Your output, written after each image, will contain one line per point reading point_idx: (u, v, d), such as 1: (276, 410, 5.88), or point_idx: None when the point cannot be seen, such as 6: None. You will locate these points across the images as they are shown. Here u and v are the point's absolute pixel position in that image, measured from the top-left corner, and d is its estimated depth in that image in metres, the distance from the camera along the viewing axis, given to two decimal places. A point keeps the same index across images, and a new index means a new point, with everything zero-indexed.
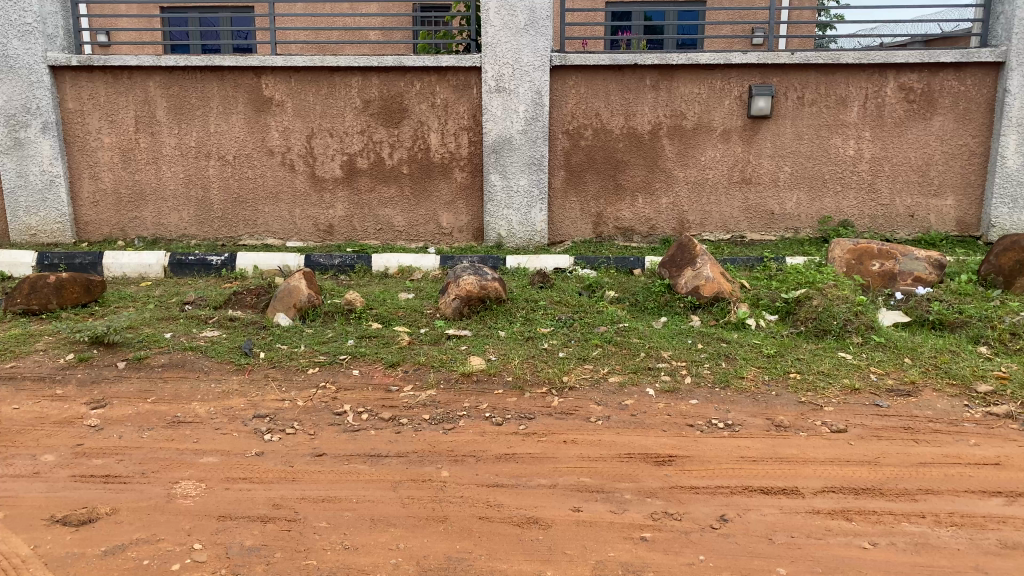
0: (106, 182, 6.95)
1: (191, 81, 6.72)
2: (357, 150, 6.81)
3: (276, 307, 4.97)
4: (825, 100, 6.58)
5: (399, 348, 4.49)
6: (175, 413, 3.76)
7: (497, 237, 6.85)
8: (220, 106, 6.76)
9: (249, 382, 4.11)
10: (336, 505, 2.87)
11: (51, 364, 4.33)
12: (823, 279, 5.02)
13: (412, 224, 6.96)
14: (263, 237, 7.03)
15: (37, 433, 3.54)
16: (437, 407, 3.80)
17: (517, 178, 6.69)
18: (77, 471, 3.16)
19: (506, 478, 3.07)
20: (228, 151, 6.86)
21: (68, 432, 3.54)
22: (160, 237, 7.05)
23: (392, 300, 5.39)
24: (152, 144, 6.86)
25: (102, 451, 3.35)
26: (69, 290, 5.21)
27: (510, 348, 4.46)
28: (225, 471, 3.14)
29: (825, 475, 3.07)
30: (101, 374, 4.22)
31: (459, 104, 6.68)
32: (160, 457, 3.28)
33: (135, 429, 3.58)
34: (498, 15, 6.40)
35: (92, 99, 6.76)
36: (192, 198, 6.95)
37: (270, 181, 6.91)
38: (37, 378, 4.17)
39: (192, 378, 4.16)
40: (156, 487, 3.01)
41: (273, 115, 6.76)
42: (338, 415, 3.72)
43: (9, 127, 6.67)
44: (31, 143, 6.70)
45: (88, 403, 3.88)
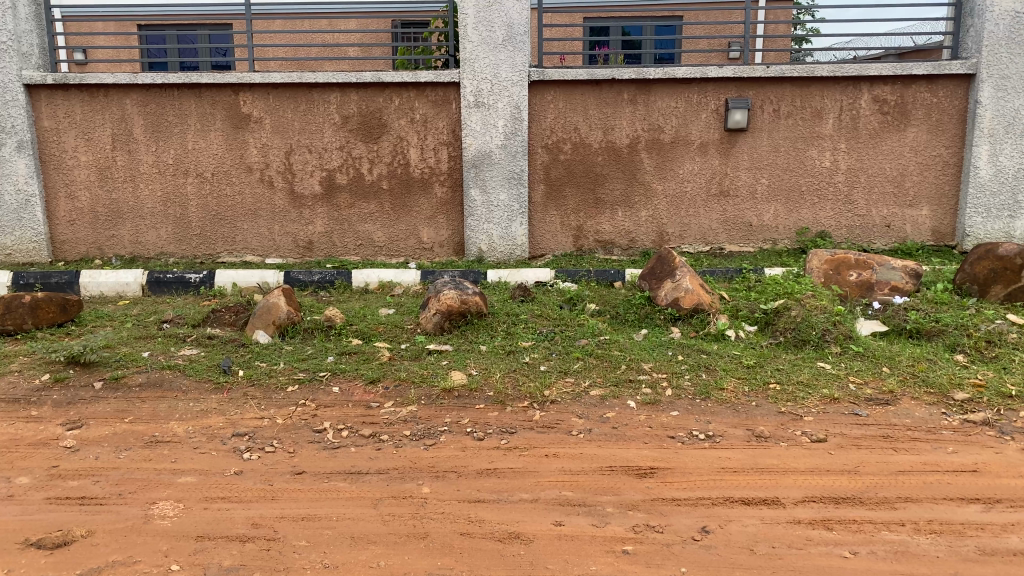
0: (82, 201, 6.90)
1: (168, 98, 6.69)
2: (336, 165, 6.80)
3: (255, 325, 4.95)
4: (801, 112, 6.66)
5: (379, 364, 4.47)
6: (152, 432, 3.72)
7: (478, 251, 6.85)
8: (198, 123, 6.73)
9: (227, 401, 4.07)
10: (316, 523, 2.84)
11: (26, 385, 4.28)
12: (801, 290, 5.06)
13: (393, 239, 6.95)
14: (242, 254, 6.99)
15: (12, 455, 3.49)
16: (418, 423, 3.78)
17: (497, 193, 6.70)
18: (53, 493, 3.11)
19: (488, 493, 3.06)
20: (206, 169, 6.82)
21: (43, 454, 3.50)
22: (138, 255, 7.00)
23: (373, 316, 5.37)
24: (130, 162, 6.82)
25: (78, 472, 3.30)
26: (45, 310, 5.15)
27: (491, 363, 4.45)
28: (203, 491, 3.11)
29: (805, 485, 3.08)
30: (77, 395, 4.17)
31: (438, 119, 6.70)
32: (138, 478, 3.24)
33: (113, 449, 3.54)
34: (476, 31, 6.43)
35: (69, 117, 6.71)
36: (170, 216, 6.91)
37: (249, 197, 6.88)
38: (11, 400, 4.11)
39: (170, 398, 4.11)
40: (133, 508, 2.97)
41: (251, 131, 6.75)
42: (318, 432, 3.69)
43: None
44: (6, 162, 6.64)
45: (64, 424, 3.83)
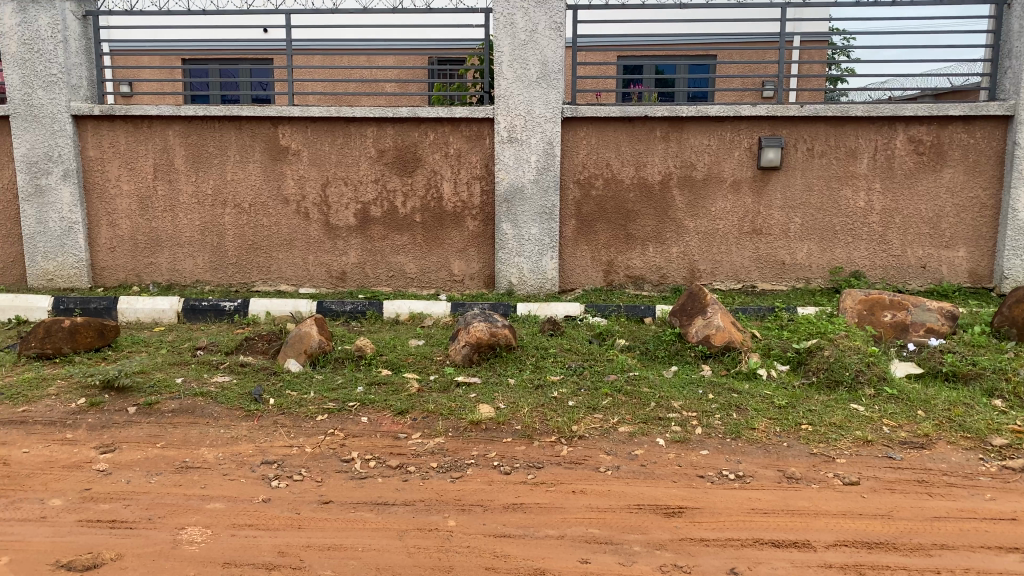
0: (123, 229, 7.06)
1: (209, 130, 6.85)
2: (371, 199, 6.90)
3: (287, 353, 5.00)
4: (835, 151, 6.63)
5: (408, 395, 4.48)
6: (183, 458, 3.75)
7: (508, 284, 6.88)
8: (238, 155, 6.88)
9: (258, 428, 4.10)
10: (341, 553, 2.84)
11: (63, 408, 4.35)
12: (834, 330, 5.01)
13: (424, 271, 7.01)
14: (276, 283, 7.09)
15: (46, 477, 3.55)
16: (445, 455, 3.78)
17: (528, 227, 6.74)
18: (84, 516, 3.15)
19: (514, 528, 3.04)
20: (245, 200, 6.96)
21: (76, 477, 3.55)
22: (174, 282, 7.12)
23: (403, 347, 5.40)
24: (170, 192, 6.97)
25: (108, 496, 3.34)
26: (83, 334, 5.27)
27: (519, 396, 4.44)
28: (232, 517, 3.13)
29: (836, 528, 3.02)
30: (111, 419, 4.23)
31: (472, 154, 6.77)
32: (167, 503, 3.28)
33: (144, 474, 3.58)
34: (511, 68, 6.52)
35: (113, 147, 6.90)
36: (207, 245, 7.04)
37: (285, 228, 6.99)
38: (48, 422, 4.18)
39: (201, 424, 4.16)
40: (163, 533, 3.00)
41: (289, 163, 6.87)
42: (346, 462, 3.71)
43: (32, 174, 6.81)
44: (52, 190, 6.84)
45: (98, 447, 3.89)
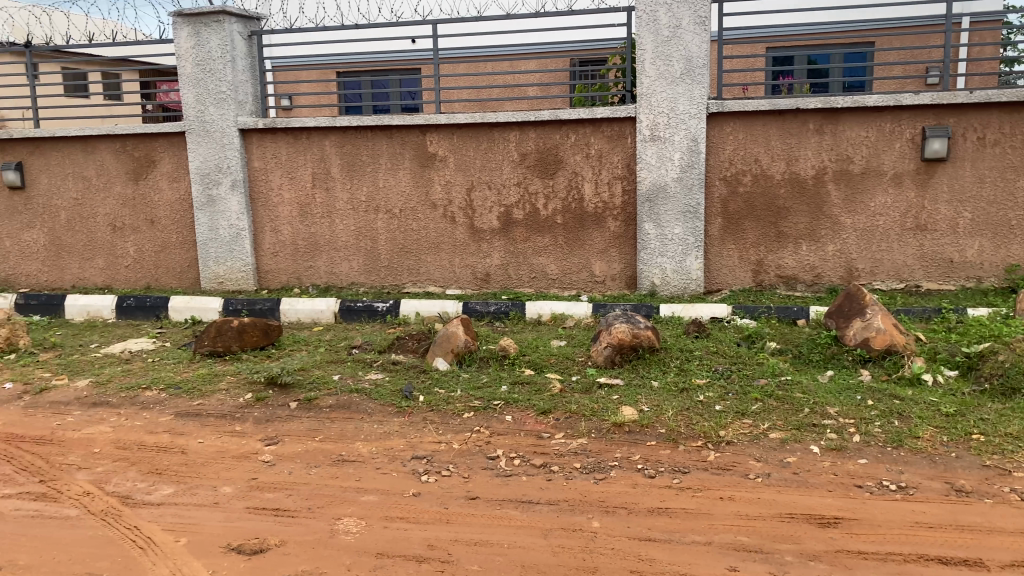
0: (284, 234, 7.50)
1: (363, 139, 7.17)
2: (513, 201, 7.00)
3: (435, 352, 5.16)
4: (1011, 139, 6.14)
5: (550, 396, 4.51)
6: (340, 451, 3.94)
7: (651, 285, 6.80)
8: (388, 162, 7.16)
9: (408, 424, 4.26)
10: (488, 549, 2.90)
11: (232, 403, 4.71)
12: (1011, 333, 4.63)
13: (566, 273, 7.03)
14: (424, 285, 7.33)
15: (218, 466, 3.85)
16: (589, 457, 3.77)
17: (672, 227, 6.64)
18: (252, 503, 3.39)
19: (659, 533, 2.99)
20: (395, 205, 7.23)
21: (244, 466, 3.82)
22: (332, 284, 7.50)
23: (546, 347, 5.45)
24: (326, 199, 7.35)
25: (273, 486, 3.56)
26: (250, 334, 5.65)
27: (663, 400, 4.37)
28: (384, 510, 3.26)
29: (1014, 547, 2.78)
30: (275, 413, 4.51)
31: (614, 153, 6.74)
32: (325, 494, 3.45)
33: (304, 466, 3.79)
34: (654, 66, 6.43)
35: (275, 158, 7.35)
36: (361, 249, 7.37)
37: (433, 232, 7.22)
38: (220, 415, 4.55)
39: (356, 420, 4.36)
40: (320, 522, 3.17)
41: (436, 169, 7.09)
42: (491, 459, 3.78)
43: (205, 185, 7.40)
44: (222, 200, 7.39)
45: (263, 439, 4.16)
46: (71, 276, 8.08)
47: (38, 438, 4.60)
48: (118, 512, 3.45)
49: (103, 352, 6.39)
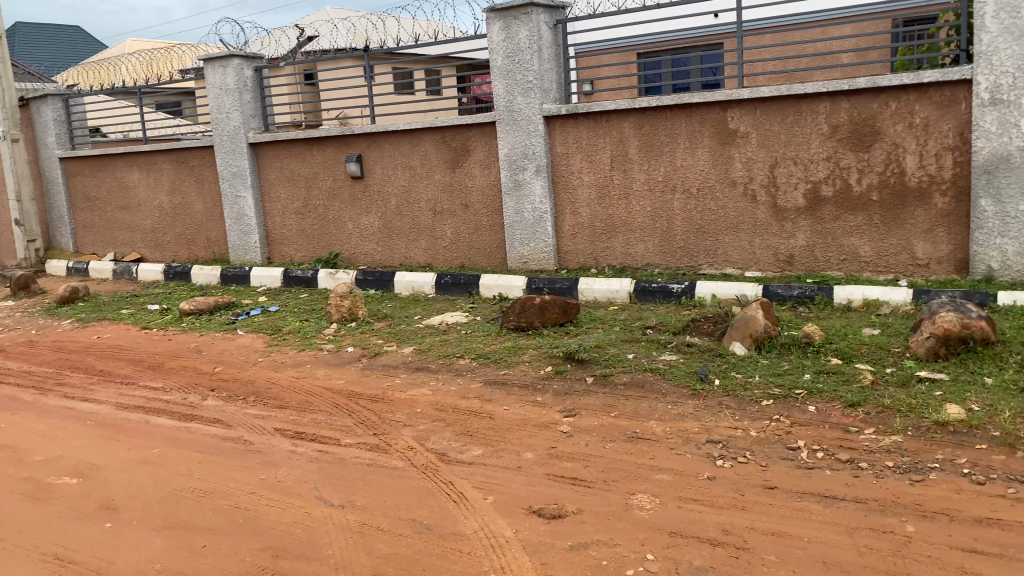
0: (584, 216, 7.79)
1: (662, 119, 7.22)
2: (822, 177, 6.67)
3: (732, 337, 5.24)
4: None
5: (860, 387, 4.38)
6: (634, 429, 4.47)
7: (987, 270, 6.18)
8: (687, 141, 7.13)
9: (703, 408, 4.54)
10: (787, 541, 3.18)
11: (535, 373, 5.53)
12: None
13: (881, 254, 6.57)
14: (722, 266, 7.22)
15: (524, 432, 4.69)
16: (903, 455, 3.72)
17: (1015, 203, 5.97)
18: (552, 471, 4.15)
19: (987, 545, 3.01)
20: (693, 184, 7.20)
21: (545, 435, 4.61)
22: (627, 265, 7.66)
23: (855, 335, 5.18)
24: (625, 180, 7.50)
25: (571, 456, 4.29)
26: (550, 312, 6.39)
27: (999, 398, 4.04)
28: (677, 490, 3.72)
29: None
30: (572, 387, 5.21)
31: (943, 121, 6.18)
32: (620, 468, 4.05)
33: (600, 439, 4.43)
34: (996, 19, 5.82)
35: (577, 143, 7.67)
36: (657, 230, 7.43)
37: (732, 211, 7.08)
38: (524, 385, 5.39)
39: (650, 399, 4.81)
40: (616, 495, 3.79)
41: (738, 146, 6.94)
42: (792, 450, 3.93)
43: (512, 171, 7.93)
44: (527, 184, 7.88)
45: (562, 411, 4.89)
46: (399, 256, 9.07)
47: (372, 396, 5.57)
48: (436, 467, 4.37)
49: (425, 323, 7.11)
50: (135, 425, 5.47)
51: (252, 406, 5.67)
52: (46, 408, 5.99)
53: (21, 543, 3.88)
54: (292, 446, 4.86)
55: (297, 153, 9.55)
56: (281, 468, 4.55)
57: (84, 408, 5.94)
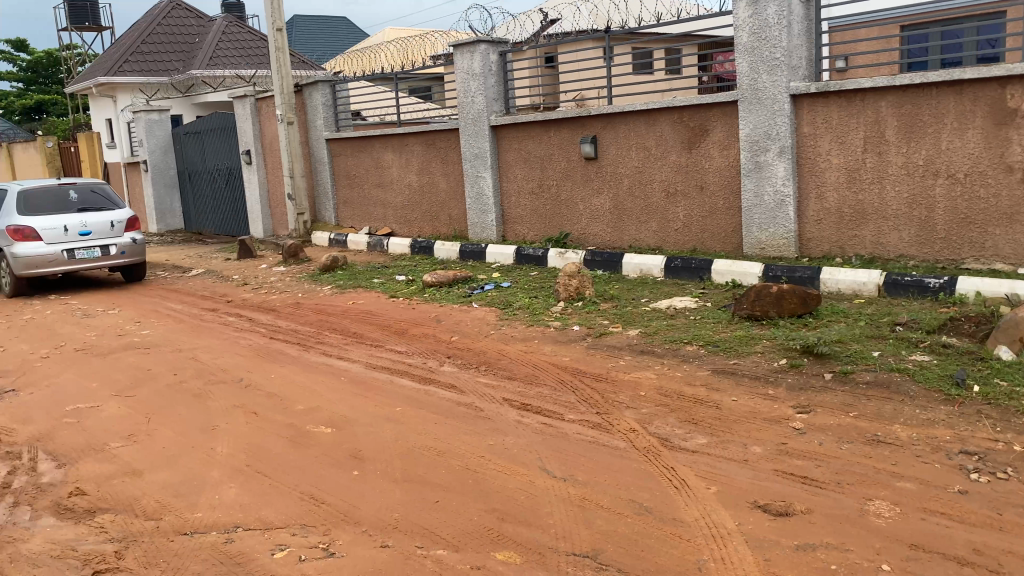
0: (831, 202, 7.40)
1: (926, 98, 6.71)
2: None
3: (998, 339, 4.92)
4: None
5: None
6: (875, 431, 4.26)
7: None
8: (955, 122, 6.58)
9: (958, 415, 4.29)
10: None
11: (767, 366, 5.38)
12: None
13: None
14: (990, 262, 6.60)
15: (751, 425, 4.57)
16: None
17: None
18: (780, 467, 4.03)
19: None
20: (959, 169, 6.62)
21: (774, 430, 4.47)
22: (878, 255, 7.20)
23: None
24: (879, 164, 7.04)
25: (802, 454, 4.14)
26: (788, 301, 6.15)
27: None
28: (923, 501, 3.53)
29: None
30: (808, 382, 5.04)
31: None
32: (857, 472, 3.87)
33: (835, 439, 4.25)
34: None
35: (826, 123, 7.30)
36: (916, 219, 6.91)
37: (1006, 200, 6.45)
38: (755, 376, 5.26)
39: (896, 401, 4.58)
40: (850, 499, 3.62)
41: (1017, 127, 6.30)
42: None
43: (753, 152, 7.71)
44: (769, 166, 7.62)
45: (795, 407, 4.73)
46: (629, 237, 9.09)
47: (597, 375, 5.68)
48: (658, 451, 4.37)
49: (652, 306, 7.07)
50: (381, 384, 5.99)
51: (484, 374, 5.98)
52: (307, 363, 6.70)
53: (285, 481, 4.40)
54: (518, 417, 5.07)
55: (535, 135, 9.83)
56: (506, 438, 4.75)
57: (339, 365, 6.59)
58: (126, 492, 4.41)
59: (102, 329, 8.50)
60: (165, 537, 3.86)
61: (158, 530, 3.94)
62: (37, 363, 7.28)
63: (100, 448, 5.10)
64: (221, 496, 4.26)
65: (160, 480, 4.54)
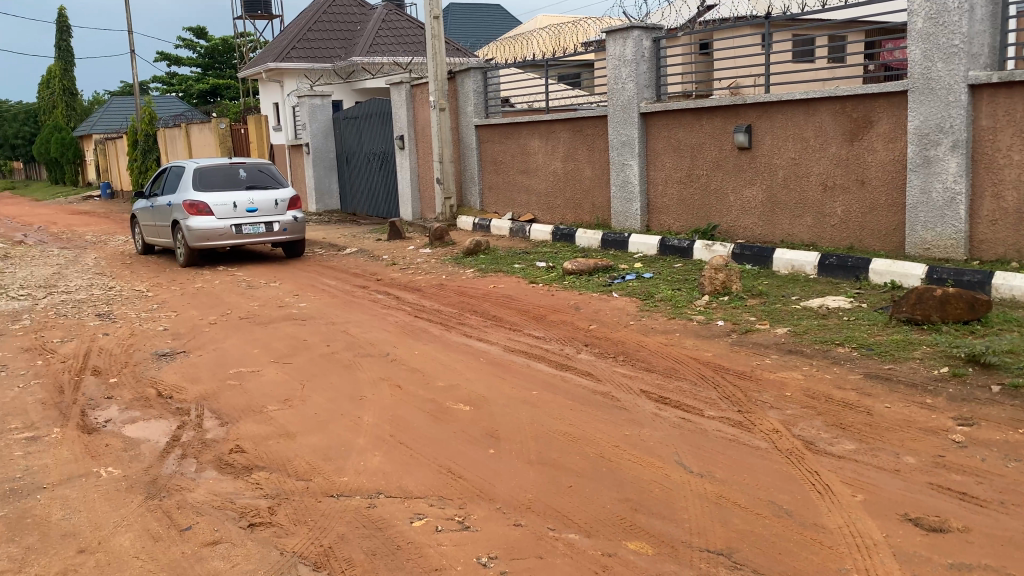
0: (1009, 201, 6.87)
1: None
2: None
3: None
4: None
5: None
6: None
7: None
8: None
9: None
10: None
11: (927, 373, 5.08)
12: None
13: None
14: None
15: (905, 434, 4.33)
16: None
17: None
18: (936, 481, 3.81)
19: None
20: None
21: (931, 441, 4.22)
22: None
23: None
24: None
25: (962, 468, 3.90)
26: (953, 305, 5.79)
27: None
28: None
29: None
30: (972, 393, 4.73)
31: None
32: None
33: (1001, 456, 3.98)
34: None
35: (1009, 115, 6.78)
36: None
37: None
38: (912, 384, 4.98)
39: None
40: (1015, 521, 3.40)
41: None
42: None
43: (922, 145, 7.27)
44: (940, 161, 7.16)
45: (956, 419, 4.45)
46: (781, 232, 8.78)
47: (740, 372, 5.54)
48: (802, 454, 4.22)
49: (802, 305, 6.81)
50: (520, 367, 6.09)
51: (623, 364, 5.96)
52: (450, 342, 6.91)
53: (425, 453, 4.56)
54: (656, 409, 5.03)
55: (685, 124, 9.64)
56: (642, 429, 4.72)
57: (479, 346, 6.75)
58: (281, 452, 4.72)
59: (263, 300, 9.08)
60: (314, 497, 4.10)
61: (308, 490, 4.20)
62: (206, 328, 7.88)
63: (259, 410, 5.47)
64: (365, 464, 4.48)
65: (310, 443, 4.82)
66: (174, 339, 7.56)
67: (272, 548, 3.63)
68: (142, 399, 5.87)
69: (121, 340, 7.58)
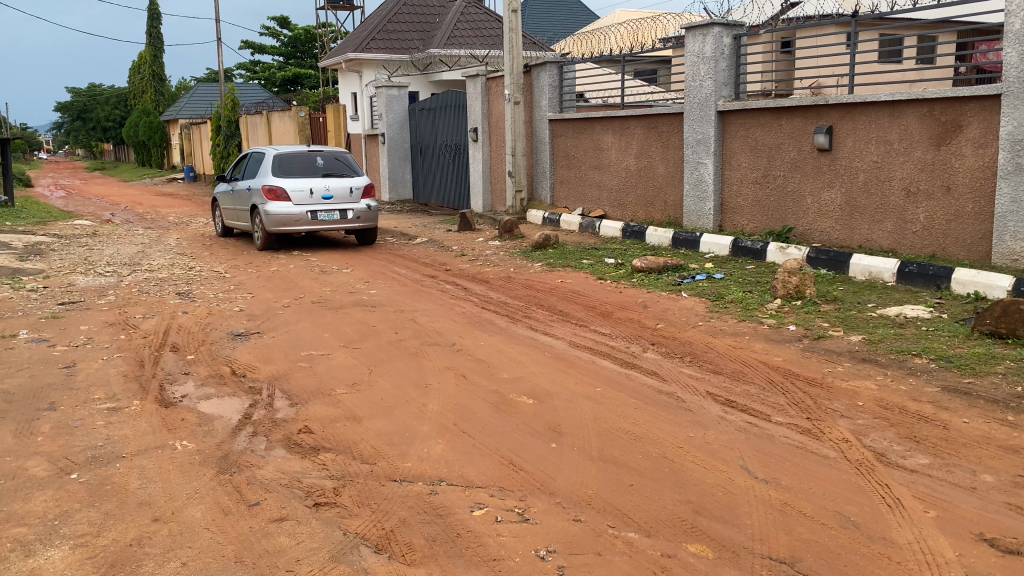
0: None
1: None
2: None
3: None
4: None
5: None
6: None
7: None
8: None
9: None
10: None
11: (1007, 389, 4.90)
12: None
13: None
14: None
15: (982, 452, 4.19)
16: None
17: None
18: (1013, 501, 3.68)
19: None
20: None
21: (1010, 460, 4.07)
22: None
23: None
24: None
25: None
26: None
27: None
28: None
29: None
30: None
31: None
32: None
33: None
34: None
35: None
36: None
37: None
38: (991, 400, 4.80)
39: None
40: None
41: None
42: None
43: (1014, 152, 7.01)
44: None
45: None
46: (859, 237, 8.55)
47: (810, 379, 5.43)
48: (872, 466, 4.12)
49: (878, 313, 6.63)
50: (584, 363, 6.08)
51: (689, 365, 5.91)
52: (516, 335, 6.96)
53: (488, 444, 4.62)
54: (722, 412, 4.97)
55: (764, 122, 9.46)
56: (707, 431, 4.68)
57: (544, 340, 6.77)
58: (347, 435, 4.83)
59: (335, 285, 9.30)
60: (378, 481, 4.19)
61: (372, 473, 4.29)
62: (279, 311, 8.10)
63: (328, 393, 5.61)
64: (429, 451, 4.55)
65: (376, 428, 4.92)
66: (249, 320, 7.80)
67: (336, 528, 3.73)
68: (217, 377, 6.09)
69: (198, 319, 7.85)
